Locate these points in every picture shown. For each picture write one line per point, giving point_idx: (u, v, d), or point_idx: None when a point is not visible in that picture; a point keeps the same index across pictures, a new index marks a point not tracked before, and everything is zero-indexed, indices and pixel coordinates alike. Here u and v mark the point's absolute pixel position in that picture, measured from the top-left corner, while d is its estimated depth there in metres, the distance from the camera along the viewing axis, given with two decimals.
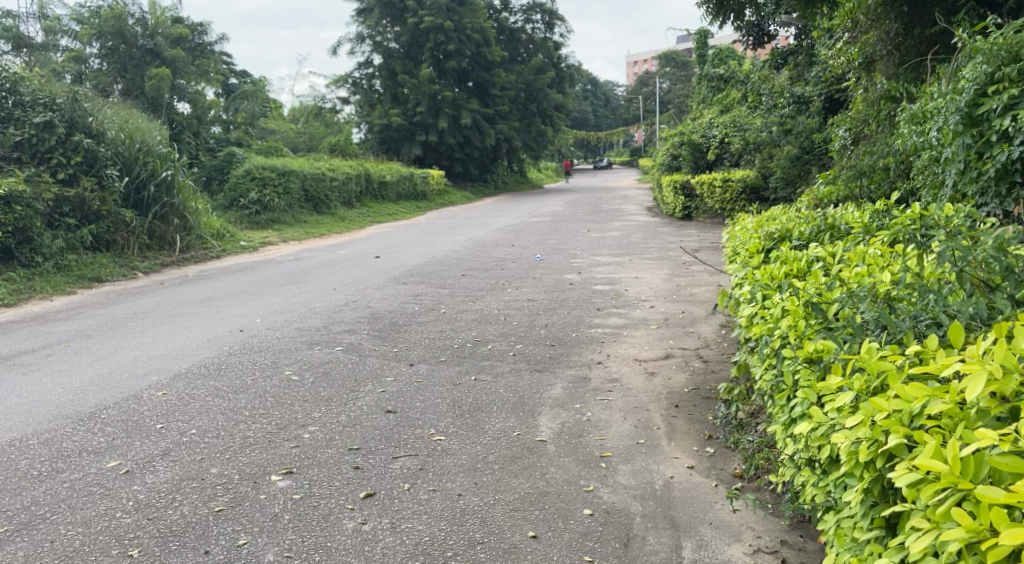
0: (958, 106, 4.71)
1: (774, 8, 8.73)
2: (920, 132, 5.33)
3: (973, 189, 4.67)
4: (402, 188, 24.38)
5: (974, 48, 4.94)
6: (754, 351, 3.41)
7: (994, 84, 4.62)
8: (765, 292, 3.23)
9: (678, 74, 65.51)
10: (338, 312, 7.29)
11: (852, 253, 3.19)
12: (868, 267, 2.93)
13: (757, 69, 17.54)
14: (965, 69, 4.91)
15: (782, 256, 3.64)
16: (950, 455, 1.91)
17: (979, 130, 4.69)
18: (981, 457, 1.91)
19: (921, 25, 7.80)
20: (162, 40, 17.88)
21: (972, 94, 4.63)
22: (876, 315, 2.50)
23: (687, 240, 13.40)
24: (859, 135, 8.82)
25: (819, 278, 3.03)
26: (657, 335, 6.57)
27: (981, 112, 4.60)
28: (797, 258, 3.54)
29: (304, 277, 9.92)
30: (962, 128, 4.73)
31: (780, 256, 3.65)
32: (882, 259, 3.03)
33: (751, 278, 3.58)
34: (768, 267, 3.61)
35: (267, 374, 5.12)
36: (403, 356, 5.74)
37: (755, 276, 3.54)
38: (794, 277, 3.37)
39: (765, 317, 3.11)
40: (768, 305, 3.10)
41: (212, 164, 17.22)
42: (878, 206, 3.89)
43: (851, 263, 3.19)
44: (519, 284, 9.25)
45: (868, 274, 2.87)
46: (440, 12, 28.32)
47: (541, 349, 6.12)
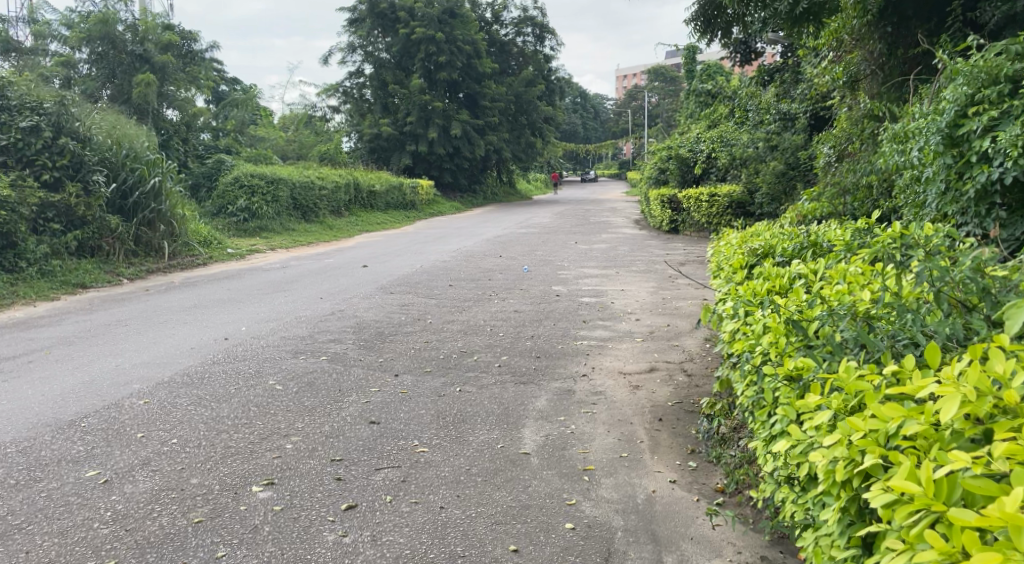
0: (939, 127, 4.76)
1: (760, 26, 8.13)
2: (902, 151, 5.39)
3: (954, 209, 4.72)
4: (391, 198, 24.41)
5: (955, 70, 5.01)
6: (736, 366, 3.43)
7: (974, 105, 4.68)
8: (747, 308, 3.25)
9: (667, 89, 66.03)
10: (324, 321, 7.28)
11: (834, 270, 3.22)
12: (848, 285, 2.96)
13: (745, 85, 17.74)
14: (946, 90, 4.97)
15: (765, 272, 3.67)
16: (924, 477, 1.93)
17: (959, 150, 4.75)
18: (953, 479, 1.94)
19: (904, 45, 8.00)
20: (152, 47, 17.81)
21: (953, 114, 4.69)
22: (854, 333, 2.53)
23: (673, 253, 13.47)
24: (843, 153, 8.94)
25: (800, 295, 3.06)
26: (642, 348, 6.61)
27: (961, 133, 4.65)
28: (780, 275, 3.57)
29: (290, 286, 9.90)
30: (942, 149, 4.78)
31: (763, 272, 3.68)
32: (863, 277, 3.05)
33: (734, 294, 3.60)
34: (752, 283, 3.63)
35: (251, 383, 5.10)
36: (388, 367, 5.74)
37: (738, 292, 3.57)
38: (777, 293, 3.40)
39: (747, 333, 3.13)
40: (751, 321, 3.13)
41: (200, 171, 17.17)
42: (861, 224, 3.94)
43: (832, 280, 3.22)
44: (505, 295, 9.28)
45: (849, 293, 2.89)
46: (431, 23, 28.43)
47: (527, 361, 6.13)
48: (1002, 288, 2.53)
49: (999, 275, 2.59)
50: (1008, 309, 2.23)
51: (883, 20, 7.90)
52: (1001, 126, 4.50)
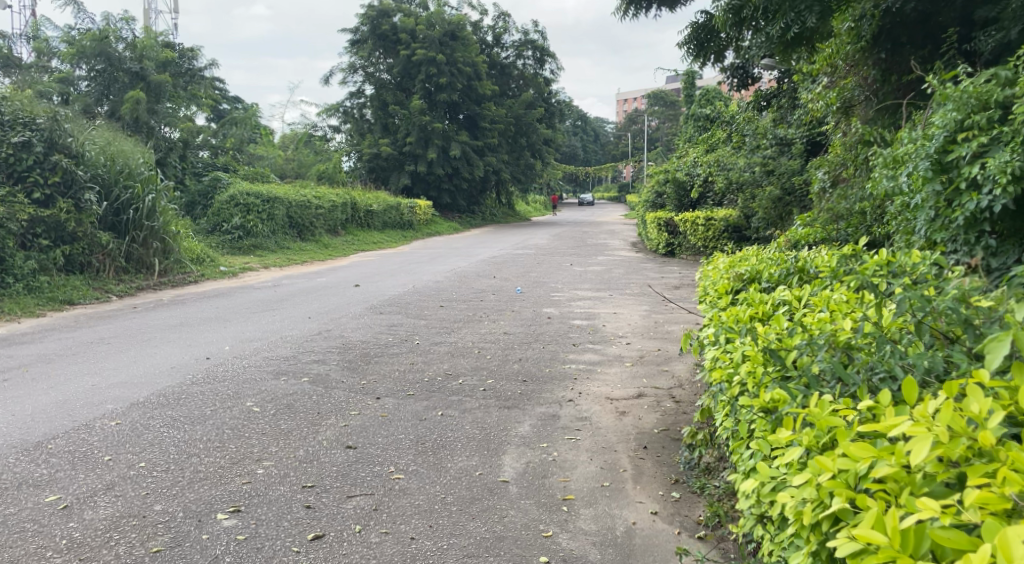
0: (927, 153, 4.69)
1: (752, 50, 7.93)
2: (892, 177, 5.32)
3: (943, 236, 4.63)
4: (388, 218, 24.35)
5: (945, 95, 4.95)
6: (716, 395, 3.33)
7: (964, 131, 4.61)
8: (728, 335, 3.16)
9: (667, 113, 66.46)
10: (309, 341, 7.18)
11: (817, 298, 3.14)
12: (830, 313, 2.88)
13: (742, 110, 17.76)
14: (936, 115, 4.91)
15: (749, 298, 3.59)
16: (890, 526, 1.84)
17: (948, 177, 4.66)
18: (921, 529, 1.85)
19: (898, 72, 8.00)
20: (149, 64, 17.79)
21: (941, 140, 4.62)
22: (831, 365, 2.46)
23: (668, 276, 13.40)
24: (837, 179, 8.91)
25: (780, 322, 2.98)
26: (630, 373, 6.50)
27: (951, 159, 4.59)
28: (763, 301, 3.49)
29: (280, 305, 9.81)
30: (931, 174, 4.69)
31: (748, 297, 3.59)
32: (846, 305, 2.97)
33: (716, 320, 3.52)
34: (734, 308, 3.55)
35: (227, 405, 4.99)
36: (370, 389, 5.62)
37: (720, 318, 3.48)
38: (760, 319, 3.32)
39: (726, 361, 3.04)
40: (729, 347, 3.05)
41: (196, 190, 17.14)
42: (848, 248, 3.87)
43: (815, 307, 3.14)
44: (496, 317, 9.17)
45: (830, 321, 2.81)
46: (432, 45, 28.55)
47: (513, 385, 6.02)
48: (986, 318, 2.45)
49: (984, 307, 2.50)
50: (988, 343, 2.16)
51: (876, 46, 7.88)
52: (990, 152, 4.43)
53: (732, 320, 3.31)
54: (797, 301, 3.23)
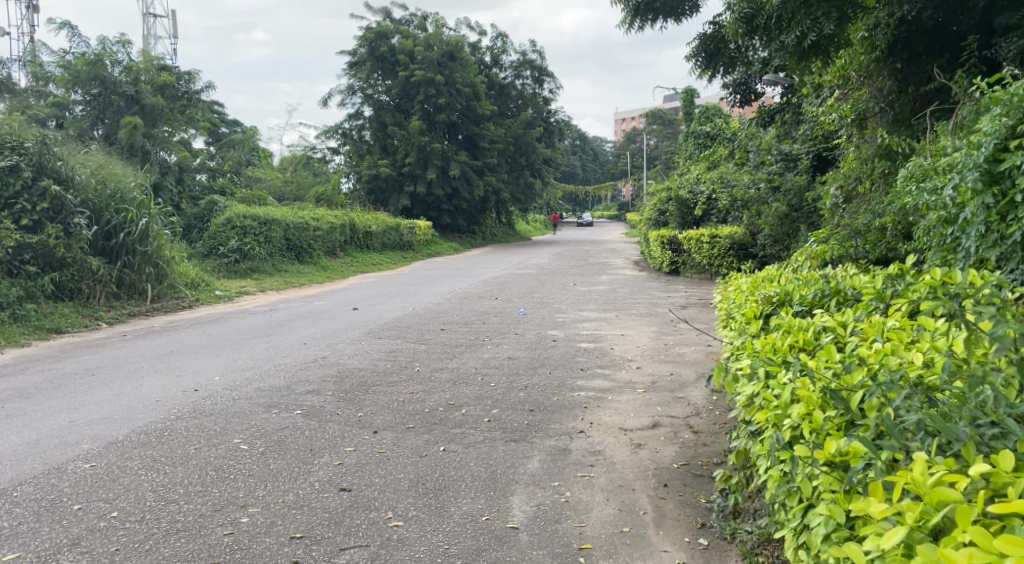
0: (976, 162, 4.20)
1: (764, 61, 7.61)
2: (931, 190, 4.82)
3: (995, 254, 4.06)
4: (387, 238, 24.06)
5: (992, 100, 4.52)
6: (754, 436, 3.04)
7: (1016, 138, 4.15)
8: (769, 368, 2.88)
9: (665, 132, 66.52)
10: (304, 370, 6.83)
11: (870, 326, 2.89)
12: (895, 346, 2.64)
13: (744, 127, 17.54)
14: (982, 122, 4.47)
15: (783, 323, 3.30)
16: None
17: (1000, 189, 4.14)
18: None
19: (915, 83, 7.79)
20: (144, 88, 17.52)
21: (991, 148, 4.13)
22: (921, 417, 2.23)
23: (675, 296, 13.05)
24: (851, 193, 8.62)
25: (835, 356, 2.74)
26: (643, 400, 6.13)
27: (1003, 168, 4.07)
28: (800, 326, 3.21)
29: (275, 330, 9.45)
30: (981, 187, 4.17)
31: (781, 323, 3.30)
32: (907, 335, 2.74)
33: (748, 350, 3.22)
34: (767, 336, 3.26)
35: (213, 443, 4.64)
36: (367, 423, 5.26)
37: (754, 347, 3.18)
38: (802, 348, 3.05)
39: (771, 401, 2.76)
40: (775, 383, 2.80)
41: (192, 213, 17.02)
42: (892, 267, 3.57)
43: (868, 337, 2.88)
44: (499, 341, 8.81)
45: (897, 357, 2.57)
46: (431, 66, 28.46)
47: (520, 415, 5.65)
48: None
49: None
50: None
51: (892, 55, 7.66)
52: None
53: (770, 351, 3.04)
54: (845, 330, 2.98)
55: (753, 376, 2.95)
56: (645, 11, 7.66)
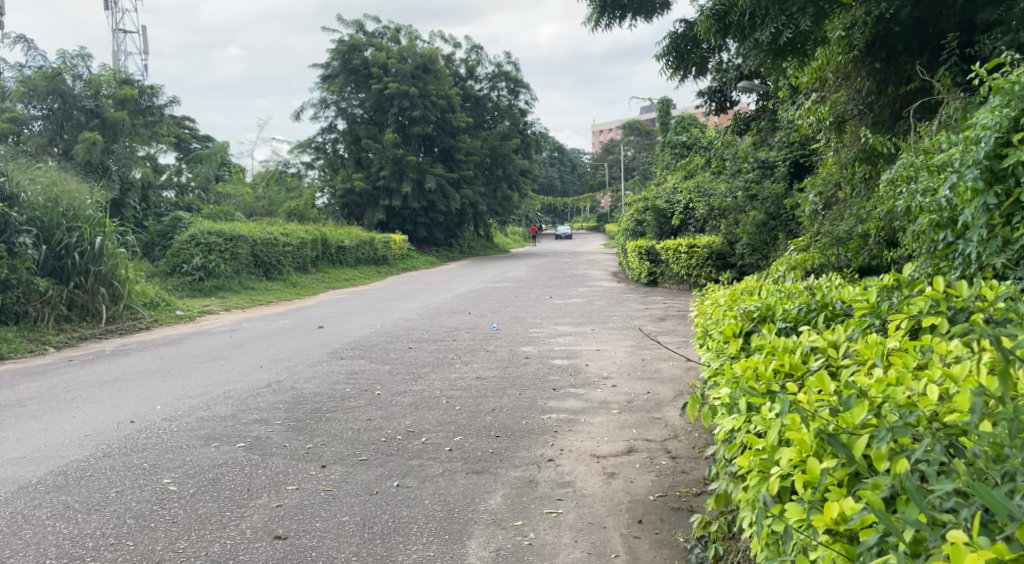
0: (976, 158, 3.84)
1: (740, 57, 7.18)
2: (925, 190, 4.45)
3: (1001, 260, 3.63)
4: (361, 253, 23.57)
5: (991, 89, 4.14)
6: (736, 476, 2.70)
7: (1019, 131, 3.80)
8: (753, 401, 2.53)
9: (642, 143, 66.67)
10: (255, 397, 6.36)
11: (870, 350, 2.57)
12: (905, 379, 2.32)
13: (719, 136, 17.33)
14: (979, 115, 4.12)
15: (765, 344, 2.94)
16: None
17: (1004, 186, 3.76)
18: None
19: (895, 83, 7.47)
20: (105, 103, 16.96)
21: (992, 143, 3.79)
22: (955, 485, 1.93)
23: (652, 307, 12.70)
24: (831, 200, 8.31)
25: (829, 387, 2.40)
26: (618, 423, 5.72)
27: (1008, 165, 3.69)
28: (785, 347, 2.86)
29: (231, 352, 8.96)
30: (982, 186, 3.79)
31: (763, 344, 2.93)
32: (915, 362, 2.42)
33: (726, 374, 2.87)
34: (747, 358, 2.90)
35: (139, 485, 4.23)
36: (315, 456, 4.82)
37: (733, 371, 2.83)
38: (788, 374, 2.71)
39: (759, 443, 2.41)
40: (760, 421, 2.46)
41: (155, 230, 16.45)
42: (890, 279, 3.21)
43: (867, 362, 2.55)
44: (468, 359, 8.39)
45: (907, 392, 2.26)
46: (405, 78, 28.11)
47: (484, 442, 5.22)
48: None
49: None
50: None
51: (870, 55, 7.35)
52: None
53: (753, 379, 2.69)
54: (840, 351, 2.64)
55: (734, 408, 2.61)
56: (612, 9, 7.32)
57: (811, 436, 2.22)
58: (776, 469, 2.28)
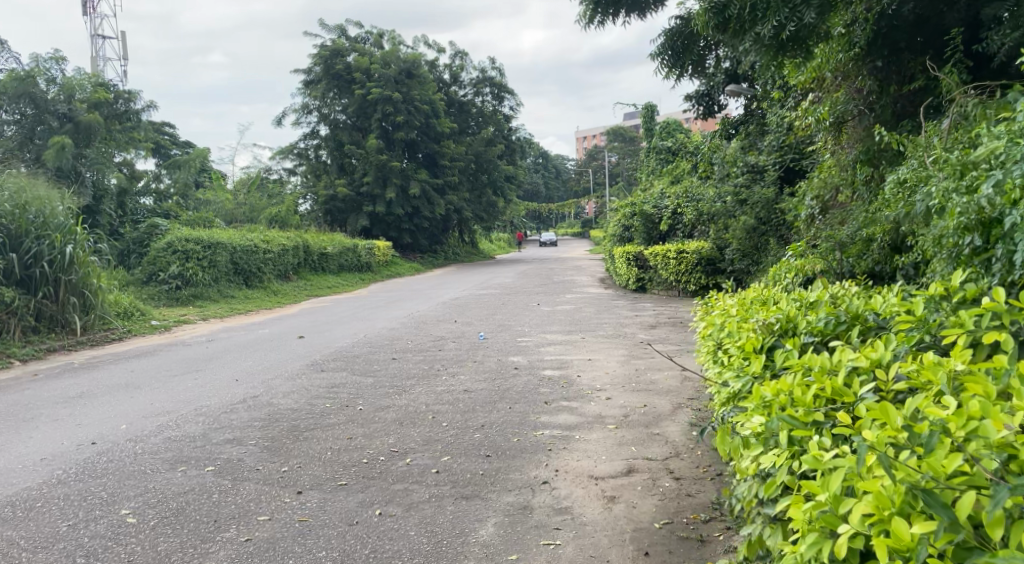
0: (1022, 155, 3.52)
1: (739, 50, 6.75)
2: (954, 188, 4.12)
3: None
4: (344, 260, 23.15)
5: None
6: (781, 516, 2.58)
7: None
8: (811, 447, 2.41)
9: (626, 149, 66.63)
10: (229, 414, 5.98)
11: (933, 378, 2.48)
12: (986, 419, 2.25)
13: (706, 141, 17.08)
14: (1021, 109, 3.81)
15: (801, 368, 2.81)
16: None
17: None
18: None
19: (897, 82, 7.18)
20: (79, 107, 16.42)
21: None
22: None
23: (642, 315, 12.39)
24: (828, 204, 7.99)
25: (901, 429, 2.31)
26: (615, 439, 5.37)
27: None
28: (827, 373, 2.73)
29: (207, 364, 8.56)
30: None
31: (797, 367, 2.81)
32: (987, 395, 2.34)
33: (764, 406, 2.73)
34: (784, 384, 2.77)
35: (94, 516, 3.89)
36: (292, 481, 4.45)
37: (774, 404, 2.68)
38: (832, 404, 2.62)
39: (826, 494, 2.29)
40: (814, 466, 2.37)
41: (131, 237, 16.03)
42: (932, 288, 3.06)
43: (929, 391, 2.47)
44: (455, 370, 8.02)
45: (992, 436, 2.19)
46: (389, 84, 27.73)
47: (474, 463, 4.86)
48: None
49: None
50: None
51: (872, 53, 7.03)
52: None
53: (798, 412, 2.58)
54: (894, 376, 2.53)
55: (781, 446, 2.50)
56: (605, 5, 7.01)
57: (894, 493, 2.14)
58: (847, 525, 2.19)
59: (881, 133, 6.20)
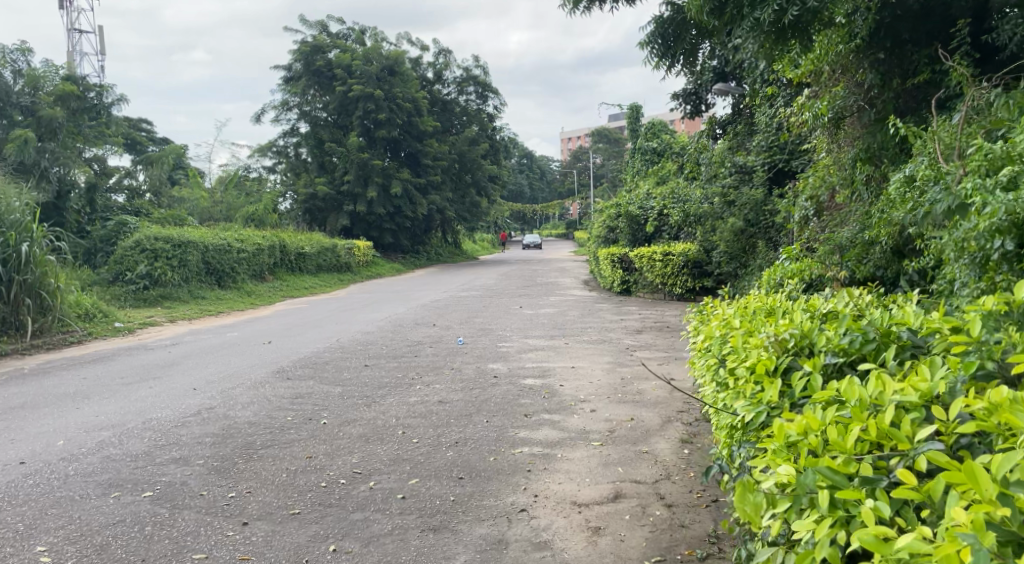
0: None
1: (737, 36, 6.28)
2: (988, 183, 3.70)
3: None
4: (323, 260, 22.54)
5: None
6: None
7: None
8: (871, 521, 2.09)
9: (611, 150, 66.39)
10: (179, 428, 5.47)
11: (1012, 428, 2.15)
12: None
13: (693, 141, 16.64)
14: None
15: (838, 404, 2.48)
16: None
17: None
18: None
19: (901, 76, 6.75)
20: (43, 99, 15.73)
21: None
22: None
23: (628, 319, 11.94)
24: (824, 205, 7.55)
25: (991, 508, 1.98)
26: (601, 459, 4.91)
27: None
28: (872, 413, 2.39)
29: (166, 371, 8.03)
30: None
31: (829, 402, 2.49)
32: None
33: (800, 454, 2.40)
34: (816, 423, 2.45)
35: (3, 556, 3.42)
36: (237, 510, 3.95)
37: (811, 453, 2.35)
38: (881, 454, 2.30)
39: None
40: (876, 546, 2.04)
41: (98, 235, 15.43)
42: (984, 304, 2.75)
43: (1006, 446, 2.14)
44: (430, 378, 7.55)
45: None
46: (370, 80, 27.13)
47: (444, 487, 4.37)
48: None
49: None
50: None
51: (874, 45, 6.62)
52: None
53: (838, 463, 2.28)
54: (952, 415, 2.24)
55: (820, 509, 2.21)
56: None
57: None
58: None
59: (894, 124, 5.74)
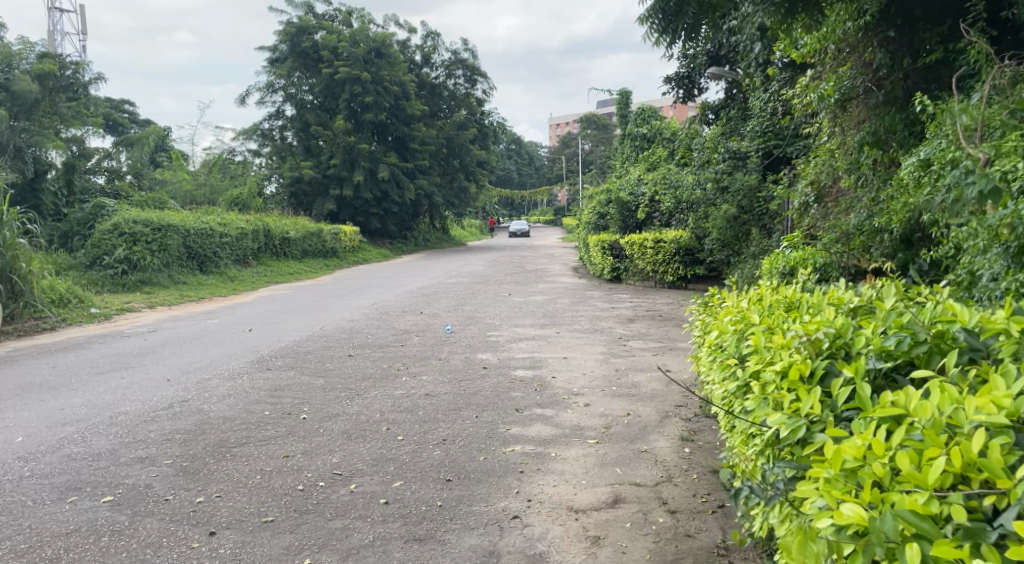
0: None
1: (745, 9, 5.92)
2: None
3: None
4: (307, 245, 22.10)
5: None
6: None
7: None
8: None
9: (600, 136, 65.98)
10: (148, 424, 5.12)
11: None
12: None
13: (686, 125, 16.28)
14: None
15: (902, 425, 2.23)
16: None
17: None
18: None
19: (910, 55, 6.45)
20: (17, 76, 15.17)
21: None
22: None
23: (620, 307, 11.64)
24: (825, 191, 7.25)
25: None
26: (597, 458, 4.61)
27: None
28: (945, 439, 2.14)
29: (140, 360, 7.68)
30: None
31: (891, 424, 2.24)
32: None
33: (863, 488, 2.16)
34: (879, 448, 2.21)
35: None
36: (204, 518, 3.62)
37: (881, 489, 2.11)
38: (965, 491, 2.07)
39: None
40: None
41: (75, 218, 15.03)
42: None
43: None
44: (417, 369, 7.23)
45: None
46: (356, 63, 26.59)
47: (429, 491, 4.06)
48: None
49: None
50: None
51: (885, 22, 6.27)
52: None
53: (918, 503, 2.05)
54: None
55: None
56: None
57: None
58: None
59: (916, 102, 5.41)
